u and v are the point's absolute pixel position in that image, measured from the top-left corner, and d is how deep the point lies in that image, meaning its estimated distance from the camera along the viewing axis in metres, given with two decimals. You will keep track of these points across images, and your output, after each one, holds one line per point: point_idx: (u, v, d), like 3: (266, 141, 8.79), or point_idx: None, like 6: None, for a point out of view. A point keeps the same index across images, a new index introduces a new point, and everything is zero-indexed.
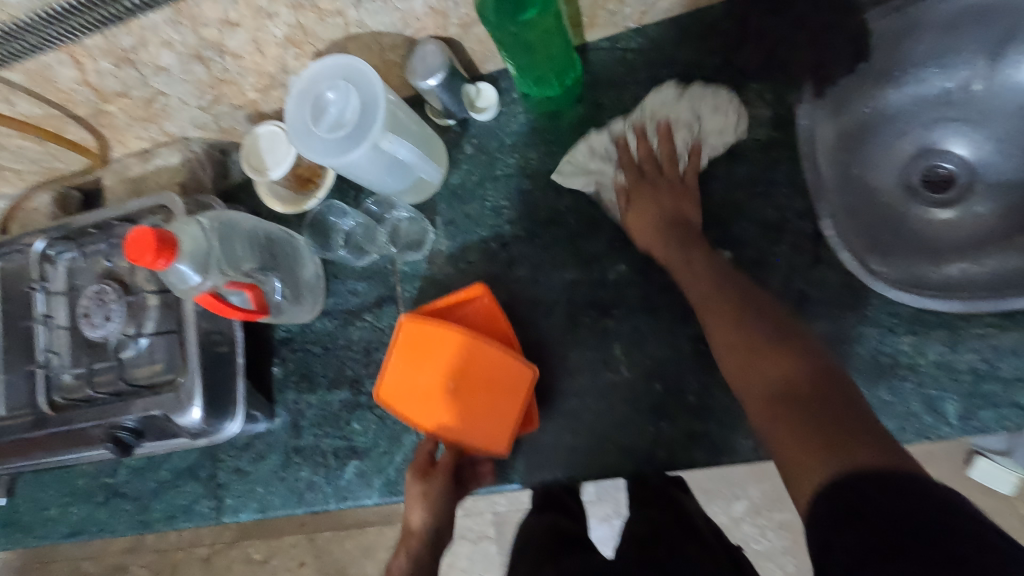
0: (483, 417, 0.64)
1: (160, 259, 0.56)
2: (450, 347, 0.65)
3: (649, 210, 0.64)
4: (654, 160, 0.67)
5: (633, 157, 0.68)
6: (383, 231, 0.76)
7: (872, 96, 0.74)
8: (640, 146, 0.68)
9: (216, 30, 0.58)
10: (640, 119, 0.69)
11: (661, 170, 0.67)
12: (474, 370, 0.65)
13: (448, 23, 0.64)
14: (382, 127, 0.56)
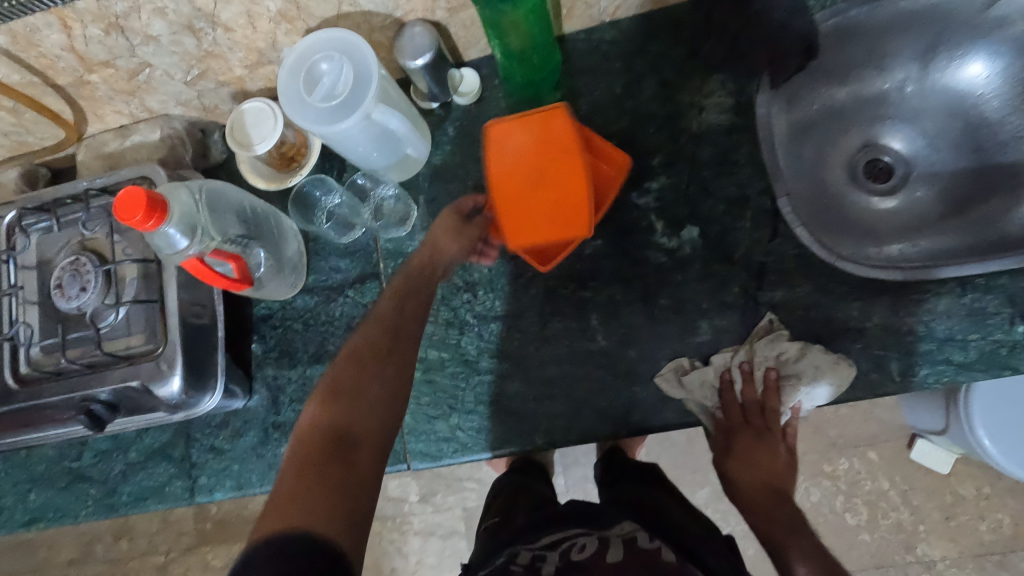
0: (553, 227, 0.69)
1: (151, 220, 0.56)
2: (566, 162, 0.68)
3: (752, 463, 0.70)
4: (753, 403, 0.70)
5: (735, 399, 0.69)
6: (366, 208, 0.78)
7: (820, 94, 0.82)
8: (747, 393, 0.69)
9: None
10: (748, 360, 0.67)
11: (761, 416, 0.70)
12: (569, 185, 0.68)
13: (436, 6, 0.67)
14: (374, 97, 0.58)
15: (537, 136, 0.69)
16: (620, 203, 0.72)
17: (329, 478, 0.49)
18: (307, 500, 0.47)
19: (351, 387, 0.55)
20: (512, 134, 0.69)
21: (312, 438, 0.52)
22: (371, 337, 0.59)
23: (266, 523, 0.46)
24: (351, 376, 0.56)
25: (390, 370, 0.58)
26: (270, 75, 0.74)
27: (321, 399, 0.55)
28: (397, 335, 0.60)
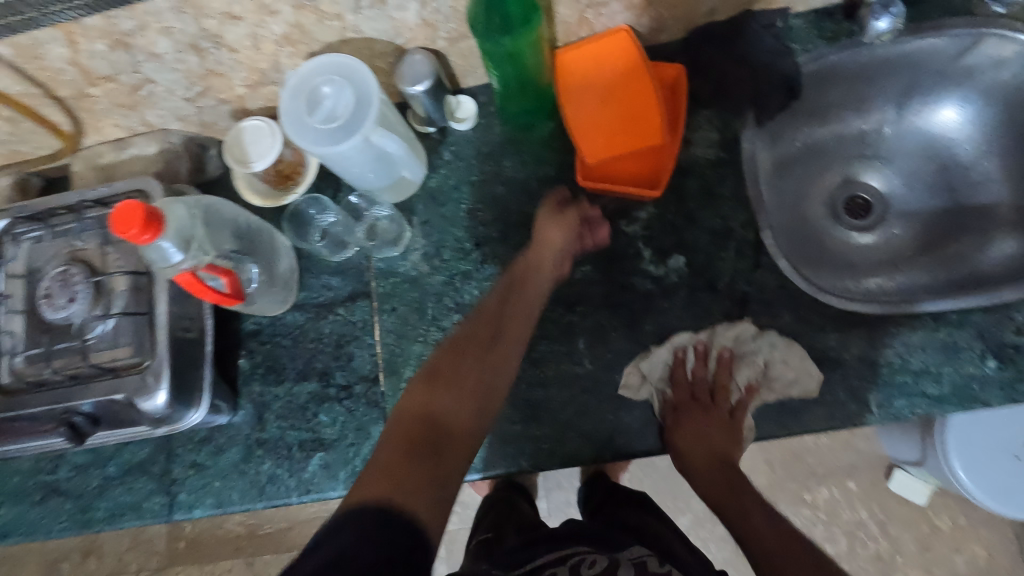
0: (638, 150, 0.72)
1: (147, 233, 0.56)
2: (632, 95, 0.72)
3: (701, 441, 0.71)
4: (703, 381, 0.72)
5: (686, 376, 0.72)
6: (359, 227, 0.79)
7: (803, 131, 0.86)
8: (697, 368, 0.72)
9: (217, 21, 0.61)
10: (705, 341, 0.71)
11: (710, 394, 0.72)
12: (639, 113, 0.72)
13: (437, 36, 0.69)
14: (374, 120, 0.60)
15: (601, 58, 0.72)
16: (609, 230, 0.74)
17: (422, 455, 0.51)
18: (401, 472, 0.49)
19: (448, 386, 0.57)
20: (584, 64, 0.72)
21: (410, 418, 0.54)
22: (482, 329, 0.61)
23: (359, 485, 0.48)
24: (453, 363, 0.59)
25: (490, 367, 0.60)
26: (271, 94, 0.75)
27: (422, 386, 0.57)
28: (506, 341, 0.62)
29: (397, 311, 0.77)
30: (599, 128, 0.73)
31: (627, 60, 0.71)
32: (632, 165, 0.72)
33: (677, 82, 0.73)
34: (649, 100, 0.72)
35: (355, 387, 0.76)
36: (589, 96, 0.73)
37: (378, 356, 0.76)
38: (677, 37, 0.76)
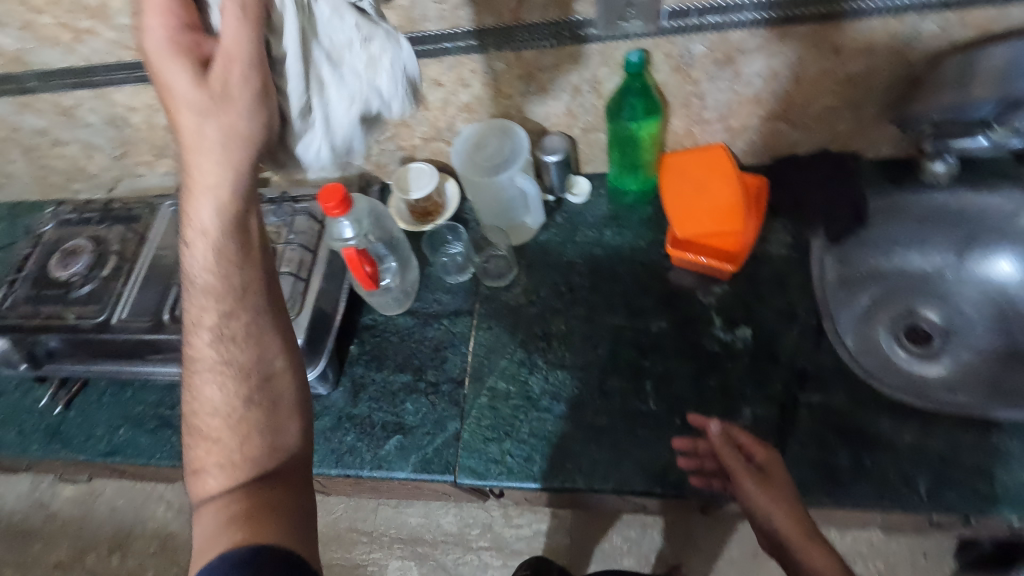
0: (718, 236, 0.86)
1: (340, 208, 0.75)
2: (720, 192, 0.86)
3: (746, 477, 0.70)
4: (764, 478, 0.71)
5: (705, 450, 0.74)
6: (477, 255, 0.95)
7: (869, 259, 0.96)
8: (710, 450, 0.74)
9: (427, 86, 0.84)
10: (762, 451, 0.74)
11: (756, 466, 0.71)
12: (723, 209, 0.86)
13: (574, 124, 0.89)
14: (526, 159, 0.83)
15: (700, 162, 0.88)
16: (687, 298, 0.86)
17: (278, 501, 0.52)
18: (235, 515, 0.51)
19: (255, 491, 0.52)
20: (685, 164, 0.89)
21: (223, 463, 0.54)
22: (230, 362, 0.56)
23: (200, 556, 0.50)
24: (212, 417, 0.55)
25: (256, 494, 0.52)
26: (437, 149, 0.97)
27: (214, 510, 0.52)
28: (238, 354, 0.56)
29: (492, 330, 0.89)
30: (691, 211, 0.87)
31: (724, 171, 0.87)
32: (721, 248, 0.86)
33: (762, 190, 0.88)
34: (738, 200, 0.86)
35: (442, 386, 0.86)
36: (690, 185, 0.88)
37: (467, 364, 0.87)
38: (763, 163, 0.94)
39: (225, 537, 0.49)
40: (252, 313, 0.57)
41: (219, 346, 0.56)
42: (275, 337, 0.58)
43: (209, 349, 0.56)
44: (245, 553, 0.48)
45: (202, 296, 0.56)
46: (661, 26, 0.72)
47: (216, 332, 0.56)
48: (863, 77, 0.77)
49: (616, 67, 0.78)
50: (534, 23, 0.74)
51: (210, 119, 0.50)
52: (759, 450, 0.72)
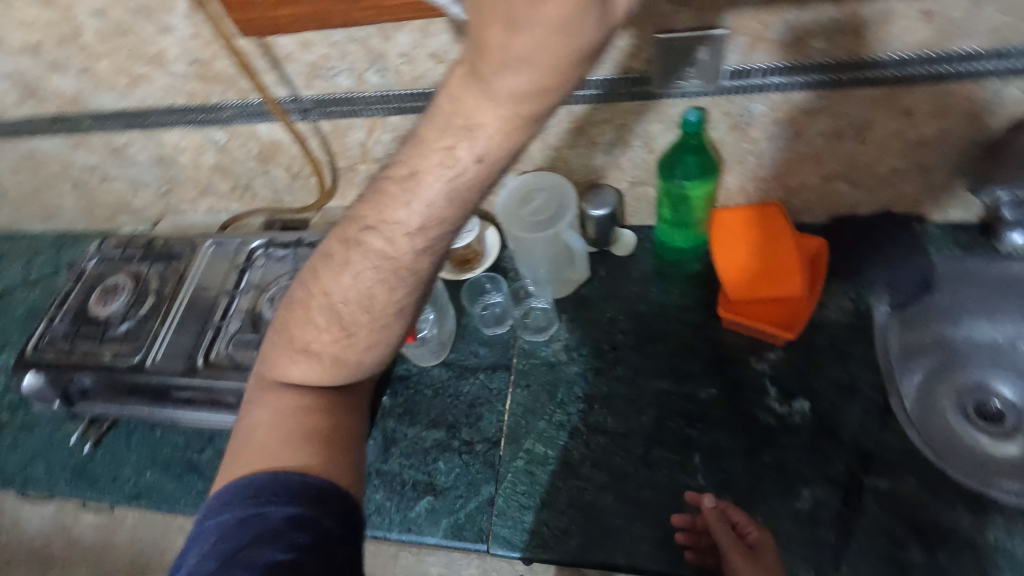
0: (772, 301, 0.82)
1: None
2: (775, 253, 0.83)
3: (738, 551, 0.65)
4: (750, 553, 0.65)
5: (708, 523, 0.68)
6: (516, 308, 0.92)
7: (933, 327, 0.89)
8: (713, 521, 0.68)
9: None
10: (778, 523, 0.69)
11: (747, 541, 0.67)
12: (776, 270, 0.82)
13: (623, 177, 0.86)
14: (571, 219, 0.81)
15: (752, 217, 0.85)
16: (739, 363, 0.81)
17: (341, 426, 0.53)
18: (298, 431, 0.50)
19: (326, 413, 0.52)
20: (736, 219, 0.85)
21: (308, 372, 0.52)
22: (369, 295, 0.46)
23: (256, 455, 0.50)
24: (319, 330, 0.50)
25: (322, 416, 0.52)
26: None
27: (279, 410, 0.52)
28: (377, 286, 0.46)
29: (530, 388, 0.85)
30: (744, 271, 0.84)
31: (778, 231, 0.84)
32: (773, 313, 0.82)
33: (820, 253, 0.84)
34: (792, 263, 0.82)
35: (477, 446, 0.82)
36: (741, 245, 0.85)
37: (503, 423, 0.83)
38: (821, 222, 0.89)
39: (289, 452, 0.49)
40: (418, 259, 0.44)
41: (347, 279, 0.47)
42: (409, 292, 0.47)
43: (358, 264, 0.46)
44: (300, 507, 0.46)
45: (400, 185, 0.42)
46: (721, 85, 0.70)
47: (370, 248, 0.45)
48: (935, 139, 0.73)
49: (671, 123, 0.76)
50: (587, 80, 0.72)
51: (512, 41, 0.32)
52: (753, 529, 0.68)
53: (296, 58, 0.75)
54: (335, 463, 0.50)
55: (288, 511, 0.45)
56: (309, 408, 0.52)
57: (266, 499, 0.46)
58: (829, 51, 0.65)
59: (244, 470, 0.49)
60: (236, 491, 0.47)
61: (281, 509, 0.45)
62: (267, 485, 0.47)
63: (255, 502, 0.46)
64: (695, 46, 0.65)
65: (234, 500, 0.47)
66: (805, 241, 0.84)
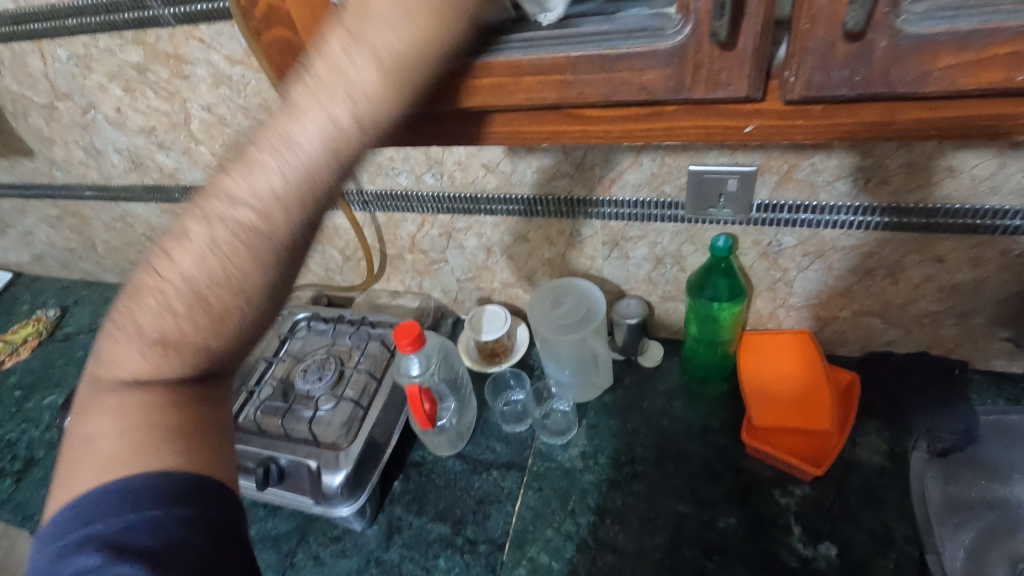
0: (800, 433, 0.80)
1: (412, 346, 0.77)
2: (803, 387, 0.84)
3: None
4: None
5: None
6: (538, 407, 0.92)
7: (981, 482, 0.80)
8: None
9: (514, 239, 0.88)
10: None
11: None
12: (802, 403, 0.82)
13: (654, 291, 0.89)
14: (597, 326, 0.83)
15: (784, 346, 0.87)
16: (762, 494, 0.78)
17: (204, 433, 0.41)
18: (130, 449, 0.38)
19: (153, 427, 0.39)
20: (766, 346, 0.87)
21: (116, 428, 0.39)
22: (199, 284, 0.37)
23: (103, 463, 0.38)
24: (132, 339, 0.40)
25: (156, 421, 0.40)
26: (513, 294, 0.99)
27: (117, 425, 0.39)
28: (186, 295, 0.38)
29: (542, 492, 0.83)
30: (770, 400, 0.84)
31: (808, 364, 0.85)
32: (798, 444, 0.80)
33: (851, 387, 0.83)
34: (822, 396, 0.81)
35: (480, 546, 0.80)
36: (770, 372, 0.86)
37: (510, 525, 0.81)
38: (854, 356, 0.88)
39: (147, 457, 0.38)
40: (249, 262, 0.37)
41: (174, 273, 0.37)
42: (266, 272, 0.37)
43: (180, 259, 0.37)
44: (193, 506, 0.37)
45: (245, 161, 0.36)
46: (751, 216, 0.73)
47: (194, 243, 0.37)
48: (970, 287, 0.73)
49: (702, 245, 0.79)
50: (622, 199, 0.77)
51: None
52: None
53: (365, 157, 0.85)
54: (206, 455, 0.40)
55: (176, 507, 0.37)
56: (144, 426, 0.39)
57: (152, 489, 0.37)
58: (857, 195, 0.68)
59: (97, 475, 0.37)
60: (95, 496, 0.37)
61: (173, 505, 0.37)
62: (142, 487, 0.37)
63: (123, 491, 0.37)
64: (725, 179, 0.70)
65: (94, 502, 0.36)
66: (836, 376, 0.84)
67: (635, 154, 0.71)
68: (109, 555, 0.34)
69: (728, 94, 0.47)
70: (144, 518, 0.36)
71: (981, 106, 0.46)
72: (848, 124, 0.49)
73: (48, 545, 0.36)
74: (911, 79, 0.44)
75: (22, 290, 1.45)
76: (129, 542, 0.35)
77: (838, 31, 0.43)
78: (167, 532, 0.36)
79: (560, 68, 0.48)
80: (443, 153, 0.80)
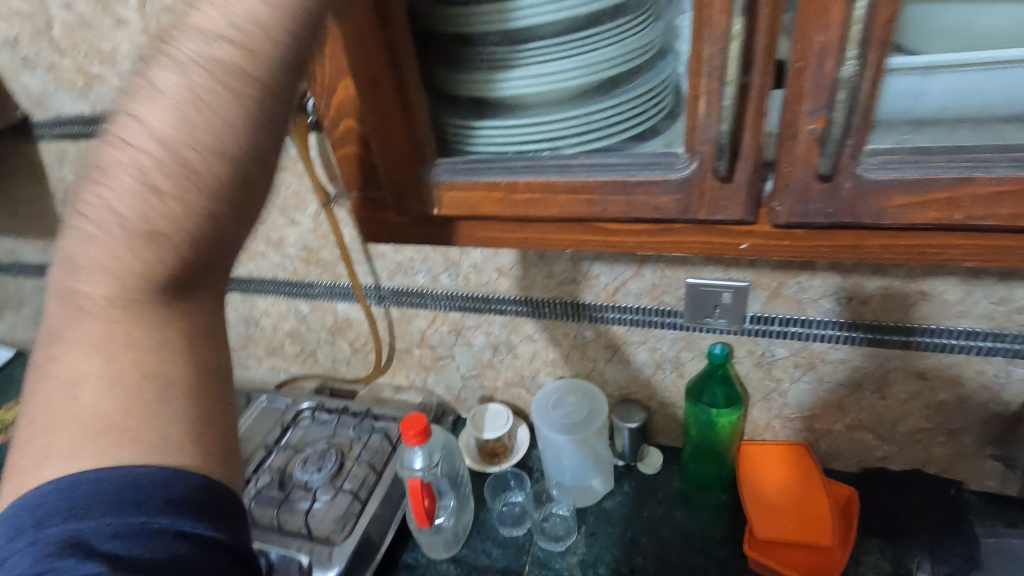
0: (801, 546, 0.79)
1: (418, 438, 0.78)
2: (803, 499, 0.84)
3: None
4: None
5: None
6: (537, 510, 0.91)
7: None
8: None
9: (520, 338, 0.93)
10: None
11: None
12: (803, 516, 0.82)
13: (653, 396, 0.92)
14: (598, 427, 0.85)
15: (781, 456, 0.88)
16: None
17: (209, 359, 0.39)
18: (126, 449, 0.35)
19: (142, 356, 0.36)
20: (765, 456, 0.88)
21: (93, 375, 0.36)
22: (148, 216, 0.34)
23: (55, 447, 0.35)
24: (92, 254, 0.35)
25: (152, 339, 0.37)
26: (515, 393, 1.01)
27: (93, 379, 0.36)
28: (179, 141, 0.34)
29: None
30: (771, 512, 0.83)
31: (807, 476, 0.85)
32: (804, 560, 0.78)
33: (850, 503, 0.83)
34: (820, 510, 0.82)
35: None
36: (770, 483, 0.86)
37: None
38: (851, 471, 0.89)
39: (101, 461, 0.35)
40: (221, 167, 0.34)
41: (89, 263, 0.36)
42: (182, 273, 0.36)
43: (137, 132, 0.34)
44: (198, 518, 0.35)
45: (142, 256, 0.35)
46: (745, 326, 0.79)
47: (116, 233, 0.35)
48: (955, 404, 0.77)
49: (700, 352, 0.84)
50: (624, 305, 0.83)
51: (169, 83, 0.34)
52: None
53: (386, 256, 0.92)
54: (200, 444, 0.37)
55: (174, 518, 0.34)
56: (108, 376, 0.36)
57: (150, 497, 0.34)
58: (840, 311, 0.74)
59: (63, 464, 0.34)
60: (84, 485, 0.34)
61: (171, 514, 0.34)
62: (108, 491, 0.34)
63: (107, 483, 0.34)
64: (721, 292, 0.76)
65: (64, 494, 0.34)
66: (834, 489, 0.84)
67: (638, 265, 0.78)
68: (104, 564, 0.32)
69: (726, 217, 0.54)
70: (140, 528, 0.34)
71: (933, 235, 0.53)
72: (824, 246, 0.56)
73: (26, 537, 0.33)
74: (875, 215, 0.51)
75: (22, 368, 1.45)
76: (134, 559, 0.33)
77: (813, 173, 0.51)
78: (182, 556, 0.34)
79: (588, 189, 0.56)
80: (460, 257, 0.87)
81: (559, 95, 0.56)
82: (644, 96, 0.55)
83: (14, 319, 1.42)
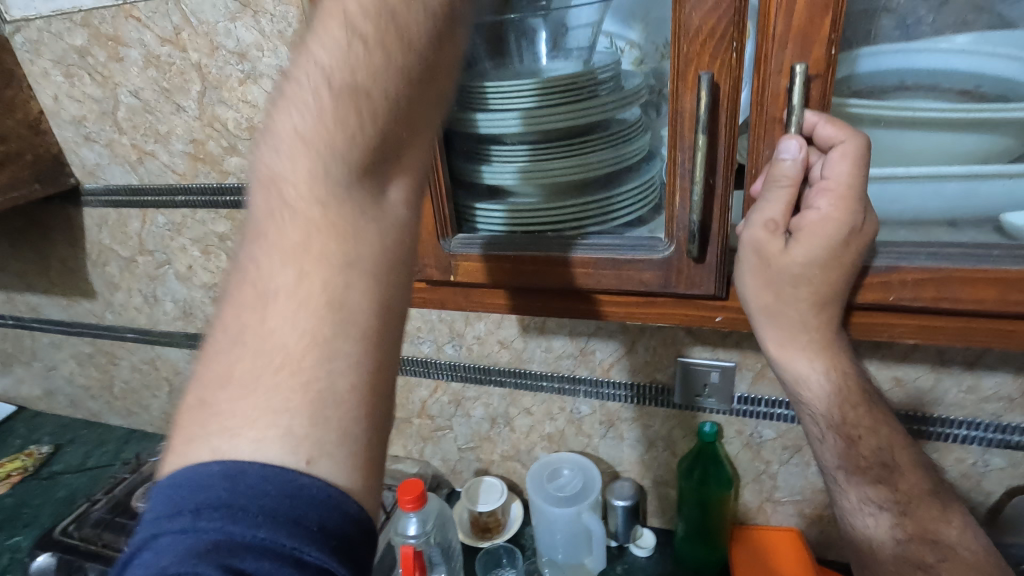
0: None
1: (414, 503, 0.80)
2: None
3: None
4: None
5: None
6: None
7: None
8: None
9: (518, 411, 0.96)
10: None
11: None
12: None
13: (646, 474, 0.93)
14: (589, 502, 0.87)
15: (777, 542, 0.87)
16: None
17: (388, 331, 0.37)
18: (317, 415, 0.34)
19: (322, 317, 0.35)
20: (760, 541, 0.88)
21: (283, 291, 0.35)
22: (354, 73, 0.35)
23: (244, 389, 0.34)
24: (299, 238, 0.35)
25: (357, 226, 0.36)
26: (510, 467, 1.02)
27: (302, 361, 0.34)
28: (355, 79, 0.35)
29: None
30: None
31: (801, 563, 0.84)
32: None
33: None
34: None
35: None
36: (760, 567, 0.85)
37: None
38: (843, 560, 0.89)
39: (294, 407, 0.34)
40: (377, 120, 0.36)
41: (278, 229, 0.36)
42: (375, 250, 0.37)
43: (316, 47, 0.35)
44: (343, 556, 0.32)
45: (285, 206, 0.36)
46: (733, 406, 0.83)
47: (287, 204, 0.36)
48: None
49: (690, 430, 0.87)
50: (619, 381, 0.87)
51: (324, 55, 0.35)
52: None
53: None
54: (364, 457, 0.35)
55: (310, 549, 0.31)
56: (312, 380, 0.34)
57: (306, 516, 0.32)
58: None
59: (236, 426, 0.33)
60: (252, 474, 0.32)
61: (318, 544, 0.31)
62: (258, 475, 0.32)
63: (269, 495, 0.32)
64: (709, 372, 0.81)
65: (231, 474, 0.32)
66: None
67: (633, 343, 0.83)
68: None
69: (701, 292, 0.60)
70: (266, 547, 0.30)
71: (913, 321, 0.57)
72: None
73: (174, 521, 0.31)
74: None
75: (20, 425, 1.46)
76: None
77: None
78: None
79: (584, 263, 0.62)
80: (465, 328, 0.92)
81: (566, 185, 0.64)
82: (638, 191, 0.62)
83: (23, 374, 1.45)
